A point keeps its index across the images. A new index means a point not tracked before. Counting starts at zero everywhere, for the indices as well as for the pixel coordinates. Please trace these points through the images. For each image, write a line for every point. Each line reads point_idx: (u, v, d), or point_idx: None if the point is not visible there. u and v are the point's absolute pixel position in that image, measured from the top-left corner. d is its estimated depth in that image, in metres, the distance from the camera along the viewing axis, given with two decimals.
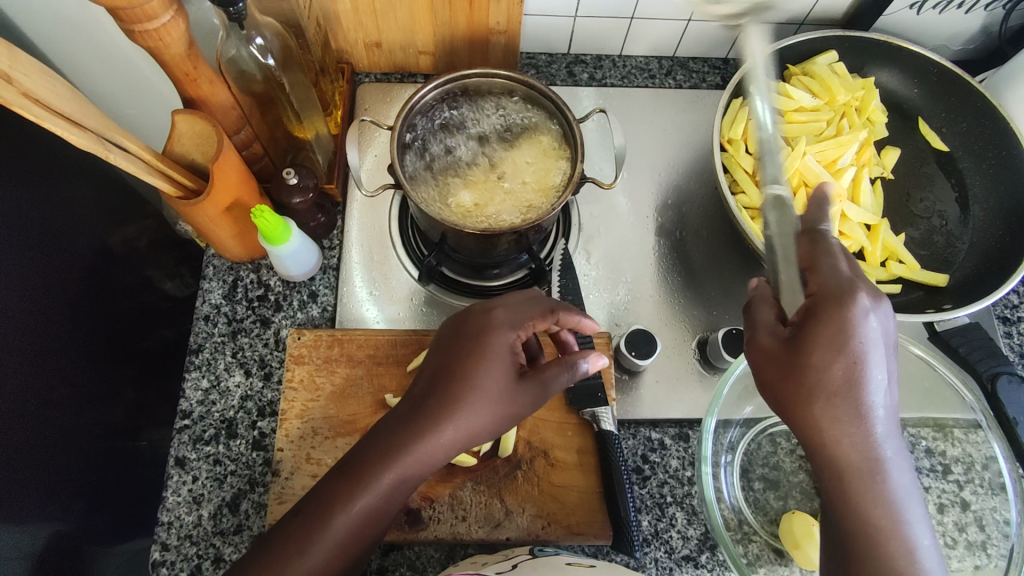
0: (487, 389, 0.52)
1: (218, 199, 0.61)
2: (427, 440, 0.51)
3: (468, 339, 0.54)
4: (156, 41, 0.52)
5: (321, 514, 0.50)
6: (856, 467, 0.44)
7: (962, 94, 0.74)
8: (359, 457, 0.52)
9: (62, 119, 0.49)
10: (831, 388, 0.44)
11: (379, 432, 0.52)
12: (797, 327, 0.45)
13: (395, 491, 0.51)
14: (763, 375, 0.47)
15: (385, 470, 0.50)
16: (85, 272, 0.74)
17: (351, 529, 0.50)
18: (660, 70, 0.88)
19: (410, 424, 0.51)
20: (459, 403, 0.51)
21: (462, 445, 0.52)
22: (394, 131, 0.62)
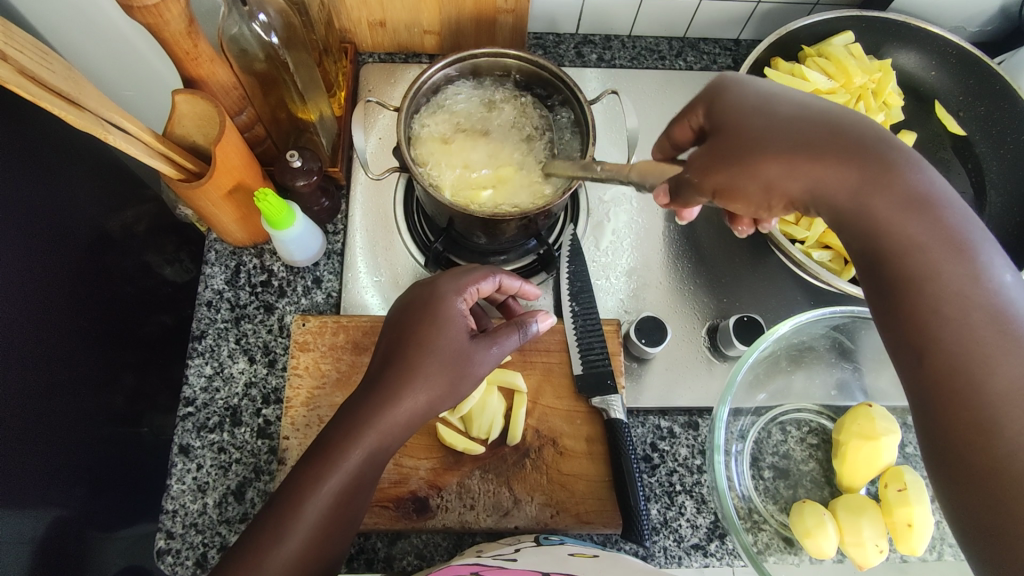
0: (442, 347, 0.52)
1: (220, 182, 0.59)
2: (391, 407, 0.49)
3: (421, 305, 0.55)
4: (155, 18, 0.50)
5: (299, 498, 0.45)
6: (863, 186, 0.41)
7: (980, 76, 0.73)
8: (327, 433, 0.49)
9: (60, 99, 0.47)
10: (793, 123, 0.44)
11: (347, 407, 0.51)
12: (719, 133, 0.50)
13: (364, 469, 0.48)
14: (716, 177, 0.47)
15: (353, 446, 0.48)
16: (85, 257, 0.73)
17: (327, 513, 0.46)
18: (670, 51, 0.86)
19: (376, 392, 0.50)
20: (421, 363, 0.51)
21: (423, 414, 0.51)
22: (401, 111, 0.61)
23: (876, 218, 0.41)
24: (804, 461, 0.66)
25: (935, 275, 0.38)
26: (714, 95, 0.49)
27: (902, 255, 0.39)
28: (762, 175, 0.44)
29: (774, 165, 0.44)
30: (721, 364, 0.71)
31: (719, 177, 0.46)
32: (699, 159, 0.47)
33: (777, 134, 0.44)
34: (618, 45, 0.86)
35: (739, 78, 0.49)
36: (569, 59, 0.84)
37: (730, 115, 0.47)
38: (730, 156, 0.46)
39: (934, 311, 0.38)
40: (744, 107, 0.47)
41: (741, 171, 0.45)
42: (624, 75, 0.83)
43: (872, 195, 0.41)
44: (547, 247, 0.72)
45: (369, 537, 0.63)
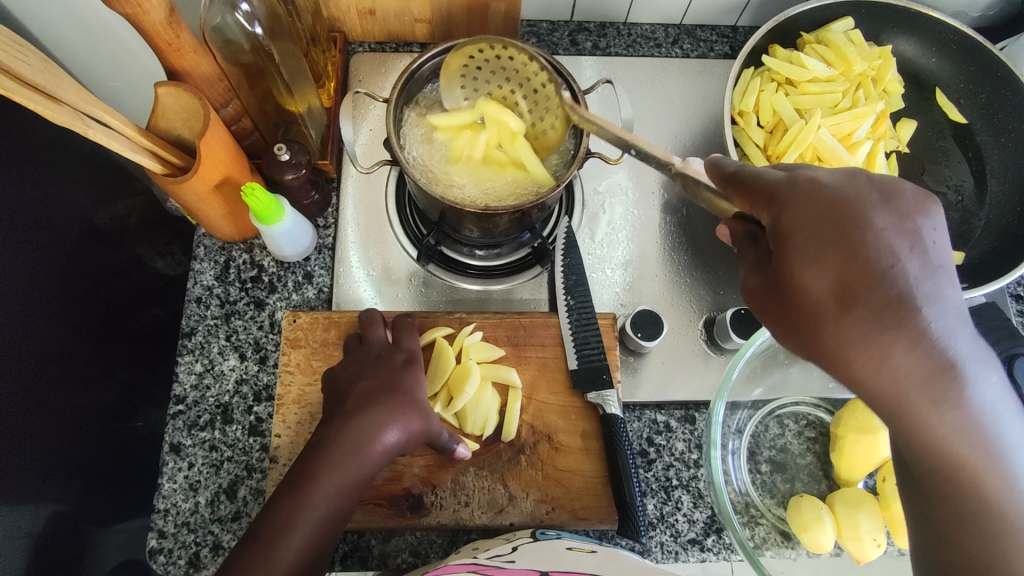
0: (405, 395, 0.55)
1: (206, 177, 0.58)
2: (355, 452, 0.50)
3: (388, 359, 0.58)
4: (135, 7, 0.49)
5: (275, 541, 0.46)
6: (910, 395, 0.35)
7: (982, 63, 0.71)
8: (292, 479, 0.50)
9: (37, 92, 0.46)
10: (867, 308, 0.34)
11: (313, 444, 0.52)
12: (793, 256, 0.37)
13: (353, 487, 0.50)
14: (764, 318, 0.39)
15: (344, 462, 0.50)
16: (74, 251, 0.71)
17: (317, 525, 0.48)
18: (667, 39, 0.84)
19: (340, 433, 0.51)
20: (381, 405, 0.53)
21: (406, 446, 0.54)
22: (391, 103, 0.59)
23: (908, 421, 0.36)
24: (801, 454, 0.65)
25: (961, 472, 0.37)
26: (812, 216, 0.36)
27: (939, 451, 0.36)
28: (818, 350, 0.36)
29: (838, 341, 0.35)
30: (718, 357, 0.70)
31: (772, 322, 0.39)
32: (759, 290, 0.39)
33: (843, 318, 0.35)
34: (613, 32, 0.84)
35: (832, 206, 0.36)
36: (564, 47, 0.83)
37: (809, 272, 0.36)
38: (789, 314, 0.37)
39: (961, 499, 0.37)
40: (825, 247, 0.36)
41: (794, 333, 0.37)
42: (619, 63, 0.82)
43: (915, 406, 0.35)
44: (541, 240, 0.71)
45: (363, 534, 0.62)
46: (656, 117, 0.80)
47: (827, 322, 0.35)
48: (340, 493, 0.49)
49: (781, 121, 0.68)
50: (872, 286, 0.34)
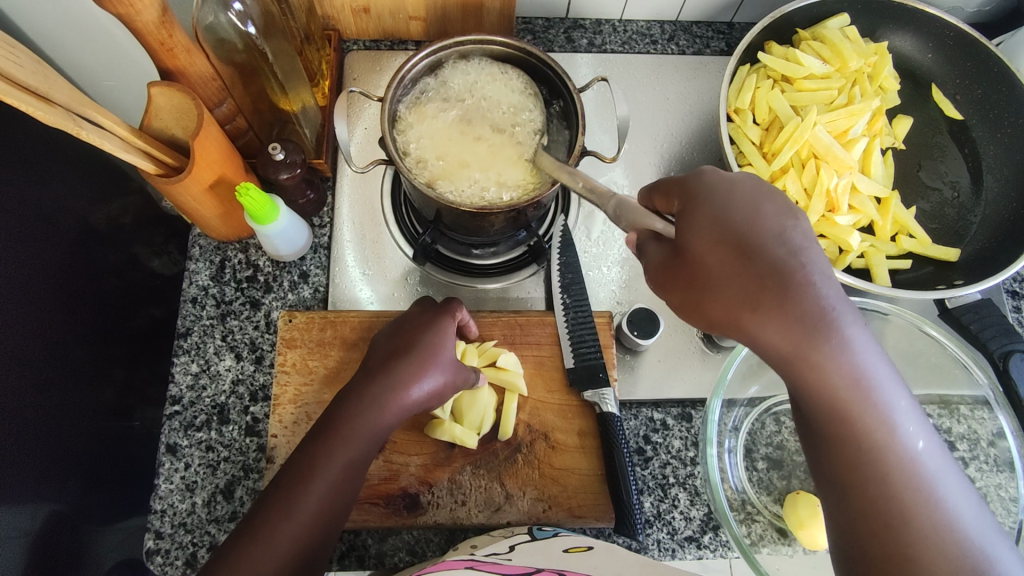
0: (432, 352, 0.56)
1: (200, 177, 0.58)
2: (379, 404, 0.52)
3: (417, 316, 0.59)
4: (127, 7, 0.49)
5: (291, 493, 0.48)
6: (798, 354, 0.38)
7: (977, 58, 0.71)
8: (324, 425, 0.51)
9: (27, 93, 0.46)
10: (759, 271, 0.38)
11: (346, 394, 0.53)
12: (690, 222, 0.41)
13: (368, 444, 0.51)
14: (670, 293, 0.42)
15: (358, 425, 0.51)
16: (68, 251, 0.71)
17: (333, 484, 0.49)
18: (662, 36, 0.84)
19: (367, 386, 0.53)
20: (407, 362, 0.55)
21: (424, 405, 0.55)
22: (385, 101, 0.59)
23: (806, 383, 0.39)
24: (798, 451, 0.65)
25: (857, 439, 0.38)
26: (698, 206, 0.41)
27: (832, 414, 0.39)
28: (711, 313, 0.40)
29: (723, 307, 0.39)
30: (714, 354, 0.70)
31: (671, 291, 0.42)
32: (658, 267, 0.42)
33: (737, 278, 0.38)
34: (609, 29, 0.84)
35: (721, 196, 0.41)
36: (559, 44, 0.82)
37: (703, 242, 0.40)
38: (688, 278, 0.40)
39: (858, 467, 0.38)
40: (721, 213, 0.40)
41: (691, 297, 0.40)
42: (616, 60, 0.82)
43: (803, 366, 0.38)
44: (537, 238, 0.71)
45: (360, 534, 0.62)
46: (652, 114, 0.80)
47: (719, 282, 0.39)
48: (364, 445, 0.51)
49: (777, 118, 0.68)
50: (763, 254, 0.38)
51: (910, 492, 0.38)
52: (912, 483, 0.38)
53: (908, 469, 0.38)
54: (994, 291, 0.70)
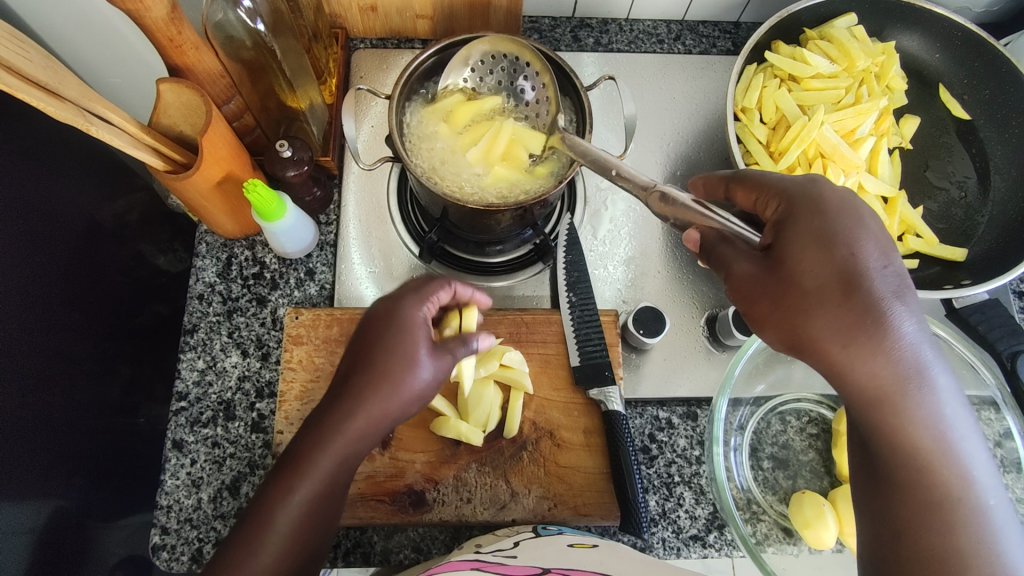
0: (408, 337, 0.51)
1: (208, 174, 0.58)
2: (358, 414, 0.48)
3: (399, 295, 0.54)
4: (137, 5, 0.49)
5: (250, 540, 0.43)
6: (884, 392, 0.39)
7: (986, 58, 0.71)
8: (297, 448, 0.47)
9: (38, 88, 0.46)
10: (860, 302, 0.39)
11: (314, 419, 0.49)
12: (787, 249, 0.42)
13: (340, 472, 0.47)
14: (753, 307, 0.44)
15: (322, 453, 0.46)
16: (75, 247, 0.71)
17: (298, 521, 0.45)
18: (669, 35, 0.84)
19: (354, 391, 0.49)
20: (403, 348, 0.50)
21: (400, 413, 0.50)
22: (393, 99, 0.59)
23: (885, 421, 0.40)
24: (803, 451, 0.65)
25: (924, 483, 0.39)
26: (801, 220, 0.42)
27: (904, 456, 0.39)
28: (803, 335, 0.41)
29: (816, 332, 0.40)
30: (720, 353, 0.70)
31: (759, 310, 0.43)
32: (748, 282, 0.44)
33: (837, 305, 0.39)
34: (615, 28, 0.84)
35: (825, 214, 0.42)
36: (566, 43, 0.82)
37: (802, 265, 0.41)
38: (782, 300, 0.41)
39: (919, 510, 0.39)
40: (820, 245, 0.41)
41: (784, 319, 0.42)
42: (622, 59, 0.82)
43: (889, 405, 0.39)
44: (543, 237, 0.71)
45: (366, 530, 0.62)
46: (659, 113, 0.80)
47: (817, 304, 0.40)
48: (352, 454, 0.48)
49: (784, 117, 0.68)
50: (864, 289, 0.39)
51: (971, 540, 0.37)
52: (975, 532, 0.37)
53: (971, 518, 0.38)
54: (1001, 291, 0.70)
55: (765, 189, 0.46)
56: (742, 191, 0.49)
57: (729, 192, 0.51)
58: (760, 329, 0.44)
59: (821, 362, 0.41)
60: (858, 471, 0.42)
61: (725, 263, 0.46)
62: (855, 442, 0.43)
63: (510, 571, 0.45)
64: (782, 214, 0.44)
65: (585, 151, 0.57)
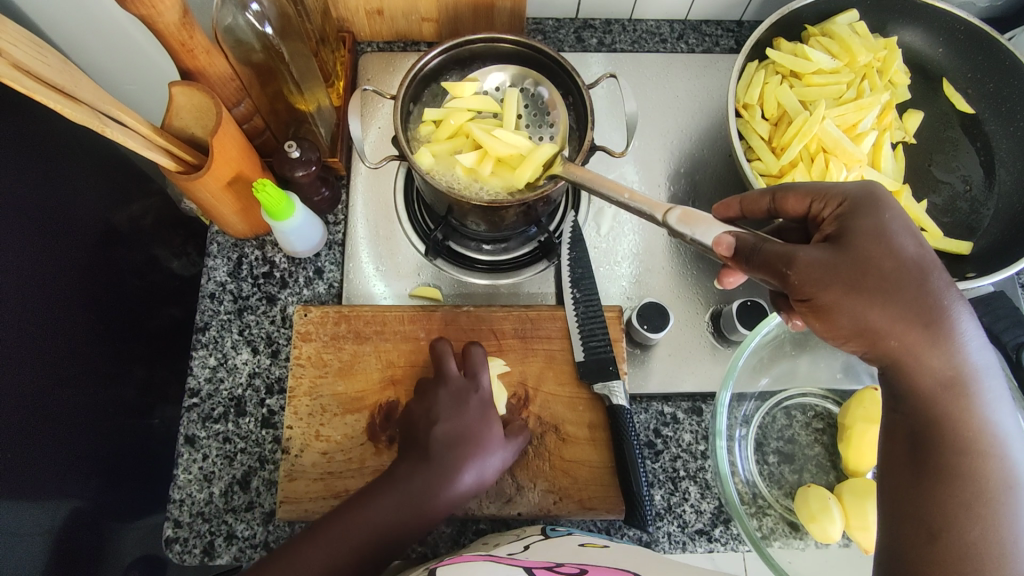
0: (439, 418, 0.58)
1: (219, 174, 0.59)
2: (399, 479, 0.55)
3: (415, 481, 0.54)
4: (149, 9, 0.50)
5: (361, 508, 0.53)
6: (952, 381, 0.41)
7: (989, 52, 0.71)
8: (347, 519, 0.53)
9: (53, 90, 0.47)
10: (929, 295, 0.42)
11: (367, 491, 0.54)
12: (852, 241, 0.44)
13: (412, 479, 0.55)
14: (827, 293, 0.43)
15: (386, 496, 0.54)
16: (92, 249, 0.73)
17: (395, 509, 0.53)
18: (672, 34, 0.85)
19: (379, 495, 0.54)
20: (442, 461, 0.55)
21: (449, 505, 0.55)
22: (397, 100, 0.61)
23: (944, 413, 0.41)
24: (809, 445, 0.65)
25: (971, 480, 0.39)
26: (874, 214, 0.45)
27: (956, 451, 0.40)
28: (869, 321, 0.42)
29: (888, 319, 0.42)
30: (725, 349, 0.70)
31: (827, 294, 0.43)
32: (816, 267, 0.44)
33: (914, 289, 0.42)
34: (619, 29, 0.85)
35: (892, 211, 0.45)
36: (569, 44, 0.83)
37: (873, 250, 0.43)
38: (857, 283, 0.42)
39: (962, 508, 0.39)
40: (883, 240, 0.43)
41: (853, 303, 0.43)
42: (625, 59, 0.82)
43: (955, 396, 0.41)
44: (548, 234, 0.72)
45: None
46: (661, 112, 0.80)
47: (889, 291, 0.42)
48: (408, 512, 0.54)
49: (785, 113, 0.69)
50: (928, 284, 0.42)
51: (1012, 539, 0.38)
52: (1012, 532, 0.38)
53: (1013, 517, 0.38)
54: (1007, 284, 0.70)
55: (822, 192, 0.48)
56: (792, 197, 0.51)
57: (774, 202, 0.53)
58: (822, 313, 0.44)
59: (887, 352, 0.43)
60: (893, 471, 0.43)
61: (785, 252, 0.45)
62: (891, 440, 0.44)
63: (527, 564, 0.45)
64: (848, 209, 0.46)
65: (592, 180, 0.57)
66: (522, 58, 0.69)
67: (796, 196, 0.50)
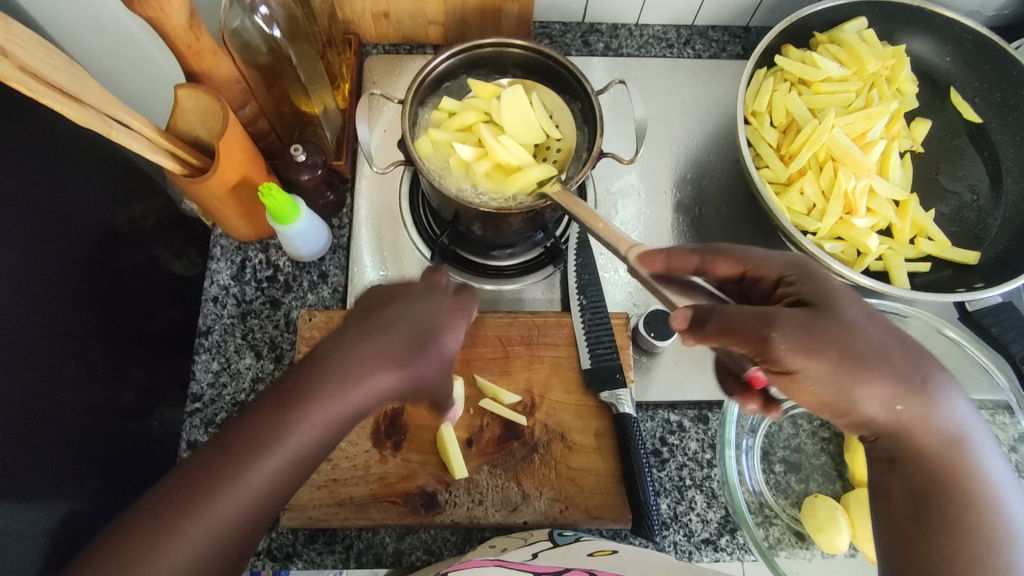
0: (439, 337, 0.43)
1: (225, 177, 0.59)
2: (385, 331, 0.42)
3: (388, 337, 0.42)
4: (156, 11, 0.50)
5: (267, 436, 0.38)
6: (945, 438, 0.41)
7: (998, 61, 0.71)
8: (251, 428, 0.39)
9: (60, 93, 0.47)
10: (917, 361, 0.40)
11: (318, 362, 0.41)
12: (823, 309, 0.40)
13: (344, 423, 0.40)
14: (814, 365, 0.38)
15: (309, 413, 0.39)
16: (91, 250, 0.72)
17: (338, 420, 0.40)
18: (679, 40, 0.84)
19: (352, 352, 0.41)
20: (369, 350, 0.41)
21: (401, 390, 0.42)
22: (405, 105, 0.60)
23: (942, 468, 0.41)
24: (816, 455, 0.65)
25: (978, 532, 0.40)
26: (823, 280, 0.42)
27: (961, 504, 0.41)
28: (857, 397, 0.39)
29: (875, 394, 0.39)
30: None
31: (811, 364, 0.38)
32: (801, 334, 0.39)
33: (899, 354, 0.40)
34: (625, 33, 0.84)
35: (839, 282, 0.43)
36: (576, 48, 0.83)
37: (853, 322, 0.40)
38: (844, 356, 0.39)
39: (973, 561, 0.39)
40: (857, 311, 0.40)
41: (837, 375, 0.39)
42: (632, 64, 0.82)
43: (950, 451, 0.41)
44: (554, 240, 0.72)
45: (378, 532, 0.63)
46: (668, 117, 0.80)
47: (874, 365, 0.39)
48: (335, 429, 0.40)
49: (794, 120, 0.68)
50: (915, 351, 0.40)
51: None
52: None
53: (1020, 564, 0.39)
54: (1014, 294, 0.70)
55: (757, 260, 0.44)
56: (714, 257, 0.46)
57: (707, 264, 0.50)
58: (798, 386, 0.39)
59: None
60: (895, 528, 0.43)
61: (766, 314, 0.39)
62: (885, 497, 0.43)
63: (535, 569, 0.45)
64: (799, 276, 0.43)
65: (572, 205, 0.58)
66: (530, 63, 0.68)
67: (729, 257, 0.45)
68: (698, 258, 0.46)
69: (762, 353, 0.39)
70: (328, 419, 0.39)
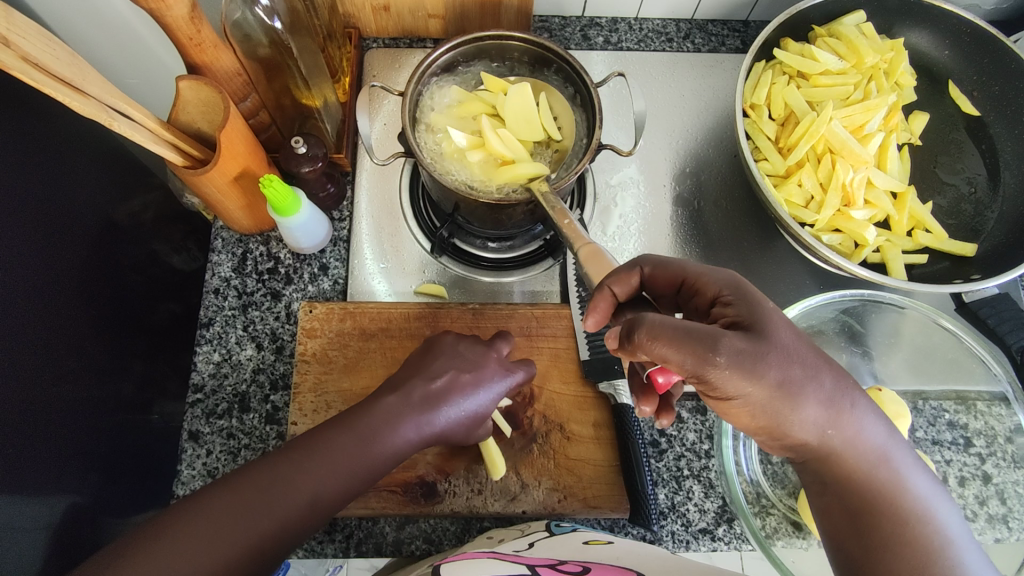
0: (445, 406, 0.52)
1: (226, 169, 0.59)
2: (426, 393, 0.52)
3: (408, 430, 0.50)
4: (157, 3, 0.50)
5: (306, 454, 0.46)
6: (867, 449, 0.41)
7: (995, 54, 0.71)
8: (274, 469, 0.45)
9: (62, 84, 0.47)
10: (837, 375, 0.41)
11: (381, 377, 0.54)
12: (764, 329, 0.40)
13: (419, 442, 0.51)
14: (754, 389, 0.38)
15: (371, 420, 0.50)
16: (91, 243, 0.72)
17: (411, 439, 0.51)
18: (678, 34, 0.85)
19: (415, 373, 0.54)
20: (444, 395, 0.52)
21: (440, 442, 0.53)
22: (405, 96, 0.60)
23: (870, 482, 0.41)
24: None
25: (918, 544, 0.39)
26: (755, 302, 0.42)
27: (895, 518, 0.40)
28: (794, 420, 0.39)
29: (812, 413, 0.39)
30: None
31: (753, 388, 0.38)
32: (743, 356, 0.38)
33: (828, 375, 0.40)
34: (625, 27, 0.85)
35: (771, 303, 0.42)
36: (575, 42, 0.83)
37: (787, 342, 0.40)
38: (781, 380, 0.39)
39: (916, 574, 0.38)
40: (790, 331, 0.41)
41: (774, 400, 0.39)
42: (631, 58, 0.82)
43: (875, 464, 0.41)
44: (554, 232, 0.73)
45: (377, 521, 0.63)
46: (668, 111, 0.80)
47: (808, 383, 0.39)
48: (357, 467, 0.47)
49: (792, 113, 0.69)
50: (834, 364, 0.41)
51: None
52: None
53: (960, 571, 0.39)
54: (1011, 285, 0.71)
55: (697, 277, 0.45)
56: (651, 270, 0.48)
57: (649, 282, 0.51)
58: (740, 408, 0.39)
59: None
60: (840, 549, 0.42)
61: (710, 332, 0.38)
62: (827, 518, 0.43)
63: (527, 561, 0.45)
64: (735, 296, 0.43)
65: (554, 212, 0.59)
66: (528, 56, 0.68)
67: (666, 270, 0.48)
68: (638, 272, 0.49)
69: (697, 373, 0.39)
70: (360, 447, 0.48)
